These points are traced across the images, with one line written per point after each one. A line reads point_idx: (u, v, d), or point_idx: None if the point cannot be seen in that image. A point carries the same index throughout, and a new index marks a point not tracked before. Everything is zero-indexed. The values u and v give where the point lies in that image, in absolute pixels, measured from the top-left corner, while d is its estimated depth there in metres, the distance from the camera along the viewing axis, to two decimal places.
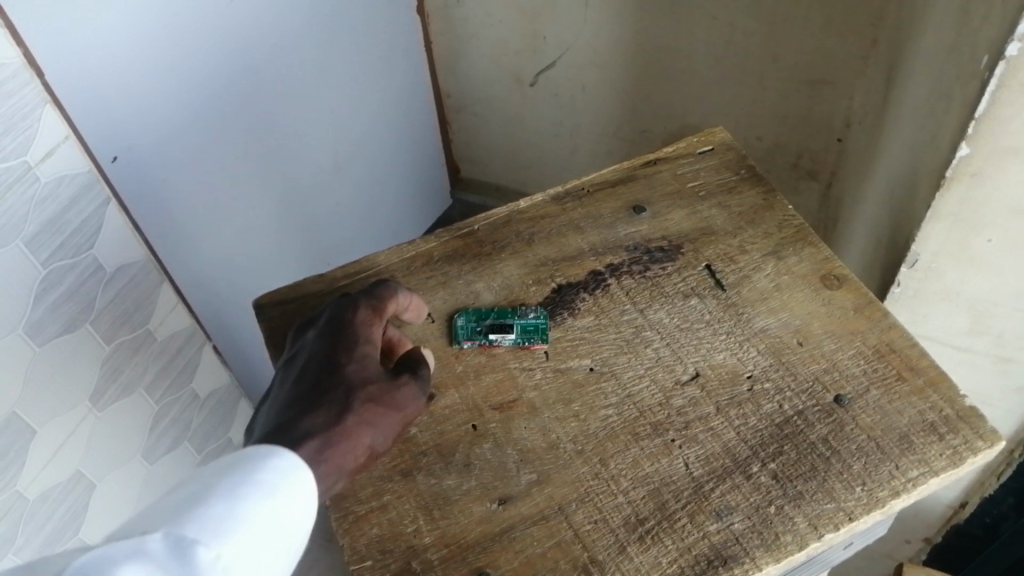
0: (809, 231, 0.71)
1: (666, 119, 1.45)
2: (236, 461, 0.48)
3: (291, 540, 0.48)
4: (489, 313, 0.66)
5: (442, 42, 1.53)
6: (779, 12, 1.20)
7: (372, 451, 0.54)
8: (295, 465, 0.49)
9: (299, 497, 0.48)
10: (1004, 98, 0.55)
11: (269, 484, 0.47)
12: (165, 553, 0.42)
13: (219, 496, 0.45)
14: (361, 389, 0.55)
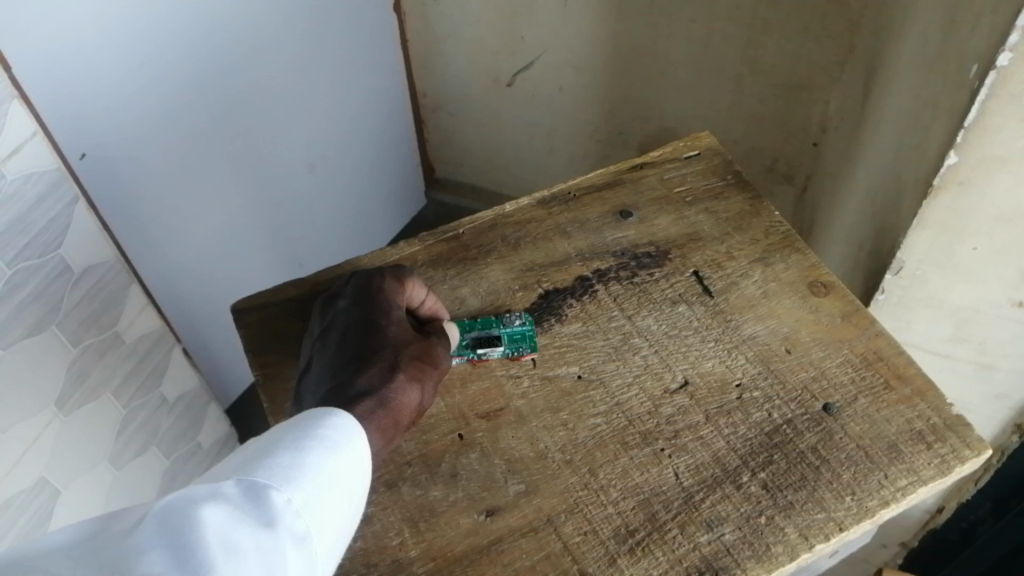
0: (795, 238, 0.70)
1: (643, 121, 1.45)
2: (296, 422, 0.48)
3: (355, 503, 0.47)
4: (473, 325, 0.65)
5: (418, 40, 1.51)
6: (757, 16, 1.20)
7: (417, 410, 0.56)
8: (354, 422, 0.49)
9: (360, 457, 0.48)
10: (994, 107, 0.55)
11: (332, 441, 0.47)
12: (239, 499, 0.41)
13: (285, 450, 0.45)
14: (405, 352, 0.56)
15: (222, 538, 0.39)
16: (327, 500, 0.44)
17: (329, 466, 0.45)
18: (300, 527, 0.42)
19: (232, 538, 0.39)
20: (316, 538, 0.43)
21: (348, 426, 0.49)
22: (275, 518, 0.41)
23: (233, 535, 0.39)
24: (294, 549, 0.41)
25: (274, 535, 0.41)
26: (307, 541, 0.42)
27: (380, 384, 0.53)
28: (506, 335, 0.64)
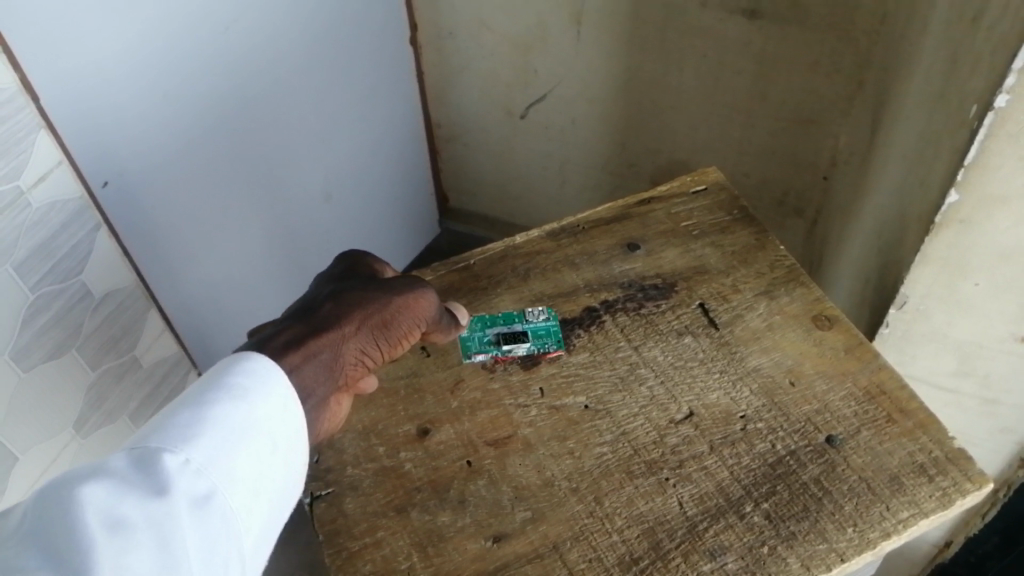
0: (800, 272, 0.72)
1: (654, 153, 1.47)
2: (198, 387, 0.52)
3: (275, 443, 0.51)
4: (497, 322, 0.69)
5: (434, 73, 1.54)
6: (767, 51, 1.22)
7: (364, 347, 0.59)
8: (269, 367, 0.53)
9: (274, 399, 0.52)
10: (993, 147, 0.56)
11: (241, 391, 0.51)
12: (135, 463, 0.46)
13: (188, 409, 0.50)
14: (340, 301, 0.60)
15: (108, 512, 0.43)
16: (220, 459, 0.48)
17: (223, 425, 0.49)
18: (199, 477, 0.47)
19: (117, 509, 0.43)
20: (217, 488, 0.47)
21: (254, 385, 0.52)
22: (165, 483, 0.45)
23: (117, 508, 0.43)
24: (190, 505, 0.46)
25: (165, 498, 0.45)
26: (211, 487, 0.47)
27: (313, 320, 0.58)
28: (533, 328, 0.68)
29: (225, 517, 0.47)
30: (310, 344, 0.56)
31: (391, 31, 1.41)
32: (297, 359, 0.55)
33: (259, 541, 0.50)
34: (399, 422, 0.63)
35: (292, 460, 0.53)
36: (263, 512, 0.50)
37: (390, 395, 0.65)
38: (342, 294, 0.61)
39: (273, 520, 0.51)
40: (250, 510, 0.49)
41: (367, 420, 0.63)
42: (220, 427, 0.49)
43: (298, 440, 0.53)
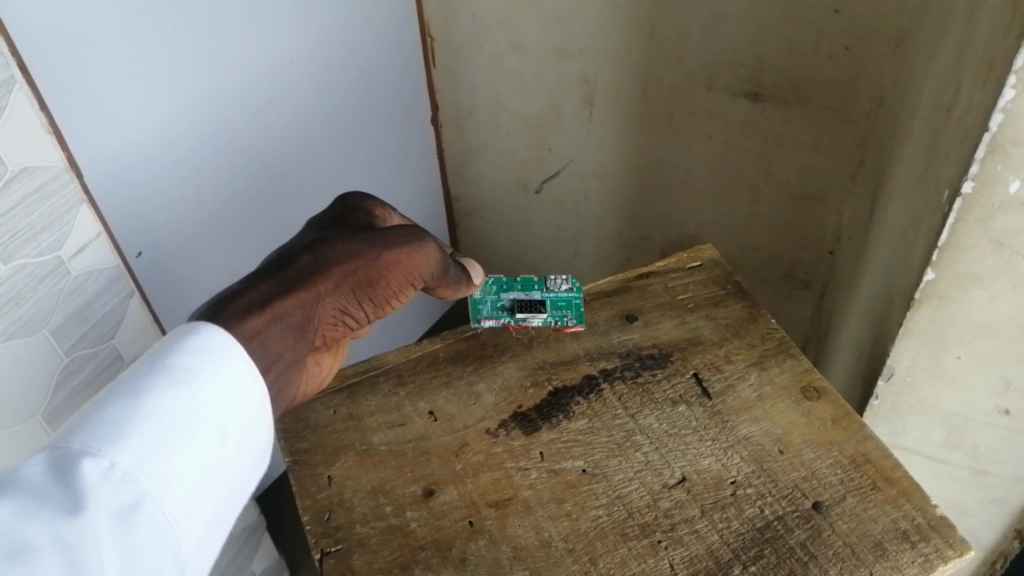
0: (790, 344, 0.75)
1: (665, 227, 1.52)
2: (131, 380, 0.51)
3: (215, 432, 0.52)
4: (515, 287, 0.79)
5: (453, 149, 1.62)
6: (771, 132, 1.28)
7: (346, 302, 0.65)
8: (219, 343, 0.55)
9: (215, 382, 0.53)
10: (964, 230, 0.60)
11: (180, 376, 0.52)
12: (56, 462, 0.46)
13: (123, 395, 0.50)
14: (318, 258, 0.65)
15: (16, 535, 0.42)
16: (150, 466, 0.48)
17: (154, 426, 0.49)
18: (125, 488, 0.46)
19: (27, 533, 0.43)
20: (146, 501, 0.47)
21: (191, 378, 0.52)
22: (85, 499, 0.45)
23: (26, 532, 0.43)
24: (114, 521, 0.45)
25: (82, 517, 0.44)
26: (138, 484, 0.47)
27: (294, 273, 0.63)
28: (550, 299, 0.79)
29: (155, 518, 0.47)
30: (282, 301, 0.61)
31: (412, 111, 1.49)
32: (270, 311, 0.60)
33: (197, 541, 0.50)
34: (406, 483, 0.67)
35: (236, 450, 0.53)
36: (201, 509, 0.50)
37: (398, 457, 0.69)
38: (328, 246, 0.66)
39: (214, 516, 0.52)
40: (185, 507, 0.49)
41: (376, 480, 0.67)
42: (153, 418, 0.49)
43: (244, 426, 0.54)
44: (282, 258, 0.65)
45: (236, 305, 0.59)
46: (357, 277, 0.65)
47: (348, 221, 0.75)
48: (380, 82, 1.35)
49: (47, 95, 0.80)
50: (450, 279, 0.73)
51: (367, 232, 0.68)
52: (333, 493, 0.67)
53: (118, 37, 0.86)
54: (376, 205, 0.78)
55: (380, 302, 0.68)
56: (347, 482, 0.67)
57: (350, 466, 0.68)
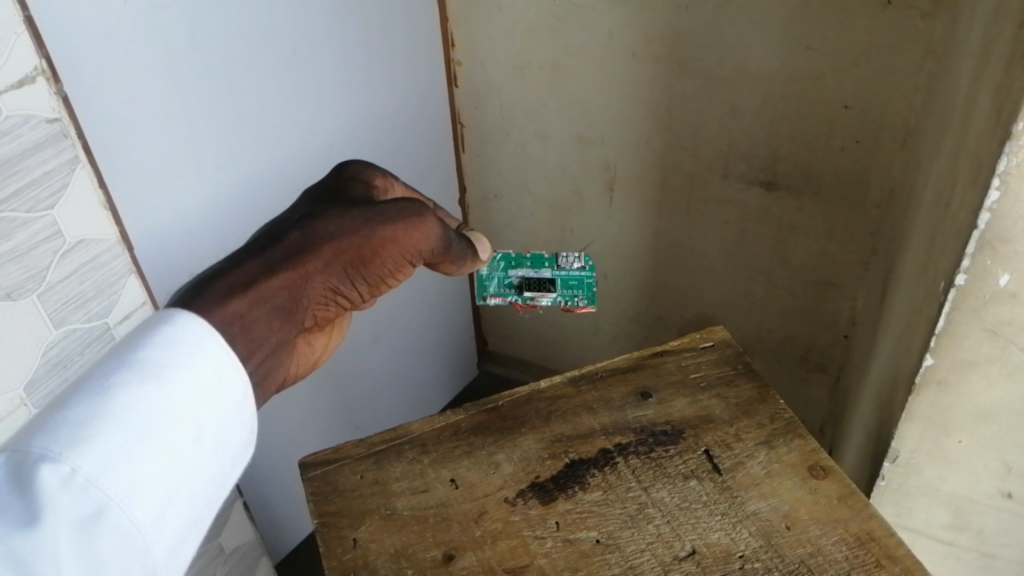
0: (799, 424, 0.78)
1: (682, 308, 1.56)
2: (100, 372, 0.50)
3: (187, 431, 0.50)
4: (525, 265, 0.96)
5: (479, 229, 1.68)
6: (785, 219, 1.33)
7: (338, 280, 0.69)
8: (194, 338, 0.53)
9: (190, 379, 0.52)
10: (959, 318, 0.64)
11: (150, 373, 0.50)
12: (15, 466, 0.45)
13: (88, 392, 0.48)
14: (307, 237, 0.68)
15: None
16: (117, 467, 0.46)
17: (121, 421, 0.48)
18: (87, 494, 0.45)
19: None
20: (111, 507, 0.45)
21: (161, 370, 0.51)
22: (43, 507, 0.43)
23: None
24: (75, 530, 0.44)
25: (40, 527, 0.43)
26: (104, 489, 0.45)
27: (284, 251, 0.66)
28: (560, 279, 0.97)
29: (122, 525, 0.46)
30: (266, 279, 0.63)
31: (440, 192, 1.56)
32: (255, 286, 0.62)
33: (170, 547, 0.49)
34: (427, 547, 0.70)
35: (211, 448, 0.52)
36: (173, 513, 0.49)
37: (420, 521, 0.72)
38: (318, 222, 0.69)
39: (188, 516, 0.51)
40: (156, 510, 0.48)
41: (398, 543, 0.70)
42: (121, 417, 0.48)
43: (220, 422, 0.53)
44: (272, 235, 0.68)
45: (220, 283, 0.60)
46: (348, 255, 0.69)
47: (345, 190, 0.78)
48: (412, 165, 1.43)
49: (105, 173, 0.88)
50: (450, 252, 0.78)
51: (359, 208, 0.72)
52: (357, 555, 0.70)
53: (169, 122, 0.94)
54: (375, 174, 0.81)
55: (374, 279, 0.72)
56: (371, 544, 0.70)
57: (374, 529, 0.72)
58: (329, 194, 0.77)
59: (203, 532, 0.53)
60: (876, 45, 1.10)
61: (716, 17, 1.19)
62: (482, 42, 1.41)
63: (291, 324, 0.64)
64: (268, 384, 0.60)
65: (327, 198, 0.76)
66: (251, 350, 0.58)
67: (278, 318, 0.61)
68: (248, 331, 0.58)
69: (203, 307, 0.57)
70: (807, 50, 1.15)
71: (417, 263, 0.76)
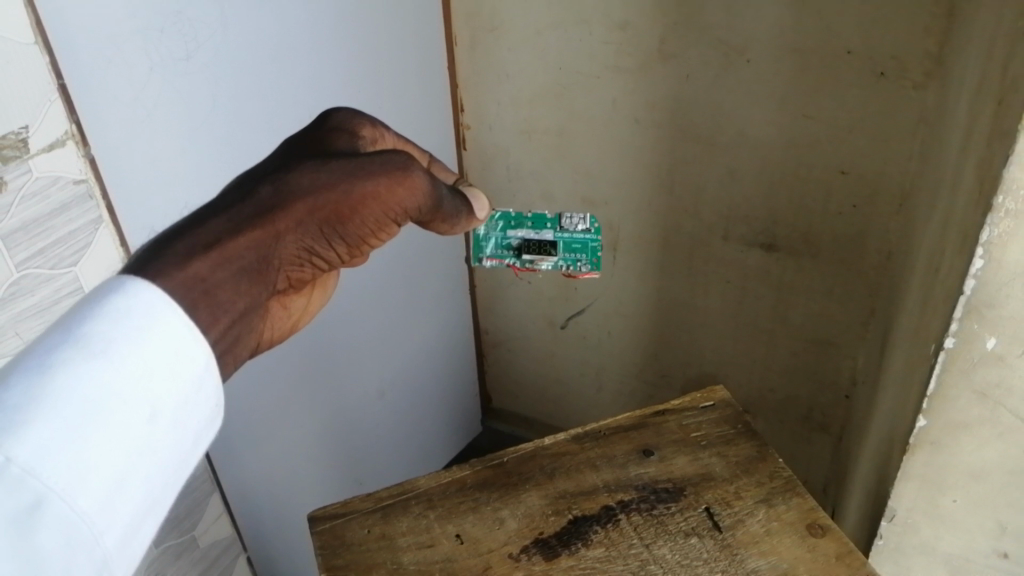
0: (797, 483, 0.80)
1: (685, 366, 1.58)
2: (40, 344, 0.46)
3: (139, 410, 0.47)
4: (526, 224, 0.96)
5: (485, 286, 1.72)
6: (785, 279, 1.36)
7: (313, 240, 0.62)
8: (147, 308, 0.49)
9: (142, 354, 0.48)
10: (948, 380, 0.66)
11: (96, 348, 0.47)
12: None
13: (28, 369, 0.45)
14: (277, 194, 0.61)
15: None
16: (57, 451, 0.43)
17: (61, 401, 0.45)
18: (24, 485, 0.42)
19: None
20: (51, 497, 0.43)
21: (109, 344, 0.47)
22: None
23: None
24: (13, 523, 0.41)
25: None
26: (44, 478, 0.43)
27: (252, 208, 0.59)
28: (563, 241, 0.97)
29: (66, 514, 0.43)
30: (230, 240, 0.56)
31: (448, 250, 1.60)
32: (214, 248, 0.55)
33: (122, 532, 0.47)
34: None
35: (167, 426, 0.49)
36: (124, 497, 0.46)
37: None
38: (292, 176, 0.62)
39: (141, 498, 0.48)
40: (104, 496, 0.45)
41: None
42: (63, 397, 0.45)
43: (176, 399, 0.50)
44: (242, 190, 0.61)
45: (183, 243, 0.55)
46: (324, 212, 0.62)
47: (329, 141, 0.70)
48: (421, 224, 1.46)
49: (127, 231, 0.92)
50: (440, 209, 0.71)
51: (338, 160, 0.65)
52: None
53: (189, 184, 0.98)
54: (364, 122, 0.73)
55: (354, 239, 0.65)
56: None
57: None
58: (310, 145, 0.69)
59: (158, 511, 0.51)
60: (869, 115, 1.14)
61: (716, 87, 1.24)
62: (490, 107, 1.46)
63: (257, 287, 0.58)
64: (235, 349, 0.57)
65: (308, 149, 0.69)
66: (216, 317, 0.54)
67: (241, 282, 0.56)
68: (211, 295, 0.54)
69: (162, 270, 0.52)
70: (804, 118, 1.20)
71: (404, 221, 0.69)
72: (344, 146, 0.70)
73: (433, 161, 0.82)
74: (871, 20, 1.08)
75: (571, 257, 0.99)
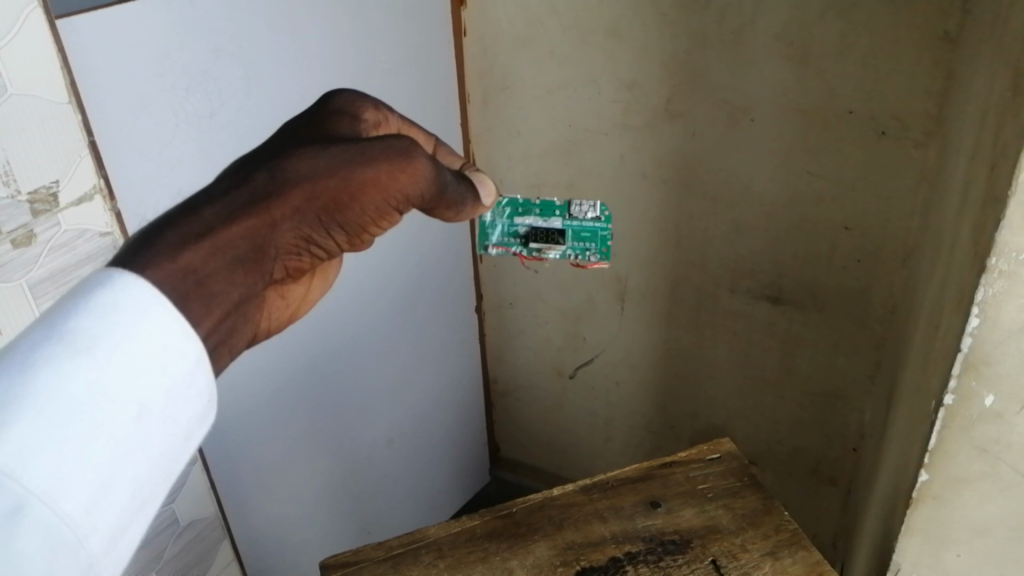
0: (803, 536, 0.81)
1: (693, 417, 1.59)
2: (24, 339, 0.45)
3: (125, 410, 0.45)
4: (533, 207, 0.96)
5: (495, 335, 1.74)
6: (791, 332, 1.38)
7: (309, 228, 0.58)
8: (134, 303, 0.47)
9: (128, 351, 0.46)
10: (949, 435, 0.68)
11: (82, 345, 0.45)
12: None
13: (10, 368, 0.43)
14: (273, 177, 0.57)
15: None
16: (36, 452, 0.42)
17: (41, 401, 0.43)
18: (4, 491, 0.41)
19: None
20: (33, 501, 0.41)
21: (92, 337, 0.45)
22: None
23: None
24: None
25: None
26: (25, 483, 0.41)
27: (246, 193, 0.55)
28: (572, 229, 0.97)
29: (49, 518, 0.42)
30: (221, 227, 0.53)
31: (459, 299, 1.62)
32: (203, 233, 0.52)
33: (110, 535, 0.45)
34: None
35: (155, 424, 0.47)
36: (109, 499, 0.45)
37: None
38: (289, 158, 0.58)
39: (129, 500, 0.46)
40: (89, 498, 0.43)
41: None
42: (44, 396, 0.43)
43: (166, 396, 0.47)
44: (235, 173, 0.57)
45: (173, 230, 0.51)
46: (322, 199, 0.58)
47: (328, 123, 0.65)
48: (432, 274, 1.49)
49: None
50: (445, 196, 0.67)
51: (337, 143, 0.60)
52: None
53: None
54: (365, 105, 0.69)
55: (353, 227, 0.62)
56: None
57: None
58: (310, 123, 0.65)
59: (152, 510, 0.49)
60: (871, 173, 1.18)
61: (722, 144, 1.27)
62: (502, 162, 1.50)
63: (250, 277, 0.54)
64: (229, 341, 0.54)
65: (306, 131, 0.64)
66: (208, 308, 0.51)
67: (234, 273, 0.53)
68: (204, 286, 0.51)
69: (153, 258, 0.49)
70: (807, 175, 1.23)
71: (405, 209, 0.65)
72: (346, 132, 0.65)
73: (439, 143, 0.76)
74: (871, 82, 1.12)
75: (580, 246, 0.99)
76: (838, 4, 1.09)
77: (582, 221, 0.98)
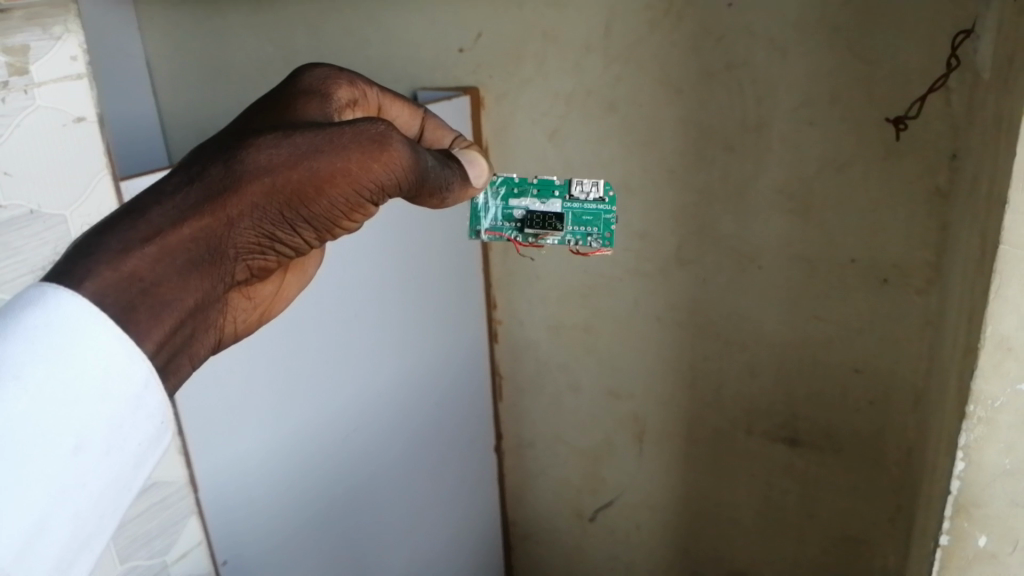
0: None
1: (715, 562, 1.57)
2: None
3: (62, 443, 0.49)
4: (530, 187, 0.98)
5: (515, 475, 1.76)
6: (808, 475, 1.39)
7: (270, 222, 0.59)
8: (70, 319, 0.49)
9: (63, 378, 0.49)
10: None
11: (10, 373, 0.48)
12: None
13: None
14: (229, 172, 0.57)
15: None
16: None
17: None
18: None
19: None
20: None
21: (24, 357, 0.48)
22: None
23: None
24: None
25: None
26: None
27: (201, 190, 0.56)
28: (572, 213, 1.00)
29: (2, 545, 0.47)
30: (170, 231, 0.54)
31: (480, 439, 1.66)
32: (149, 236, 0.53)
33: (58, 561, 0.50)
34: None
35: (95, 454, 0.51)
36: (55, 528, 0.49)
37: None
38: (248, 148, 0.58)
39: (78, 529, 0.51)
40: (37, 527, 0.48)
41: None
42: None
43: (106, 425, 0.51)
44: (190, 167, 0.57)
45: (117, 236, 0.52)
46: (281, 193, 0.58)
47: (294, 108, 0.67)
48: (455, 414, 1.54)
49: (189, 437, 0.96)
50: (427, 182, 0.67)
51: (306, 129, 0.60)
52: None
53: (258, 389, 1.04)
54: (339, 82, 0.72)
55: (322, 222, 0.63)
56: None
57: None
58: (279, 106, 0.67)
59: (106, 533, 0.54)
60: (876, 319, 1.23)
61: (731, 292, 1.34)
62: (523, 305, 1.57)
63: (204, 279, 0.56)
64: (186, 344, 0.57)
65: (273, 119, 0.65)
66: (157, 317, 0.53)
67: (186, 277, 0.55)
68: (150, 294, 0.53)
69: (93, 268, 0.51)
70: (816, 320, 1.28)
71: (385, 196, 0.65)
72: (317, 110, 0.69)
73: (427, 116, 0.82)
74: (870, 236, 1.19)
75: (581, 230, 1.01)
76: (833, 164, 1.18)
77: (583, 204, 1.00)
